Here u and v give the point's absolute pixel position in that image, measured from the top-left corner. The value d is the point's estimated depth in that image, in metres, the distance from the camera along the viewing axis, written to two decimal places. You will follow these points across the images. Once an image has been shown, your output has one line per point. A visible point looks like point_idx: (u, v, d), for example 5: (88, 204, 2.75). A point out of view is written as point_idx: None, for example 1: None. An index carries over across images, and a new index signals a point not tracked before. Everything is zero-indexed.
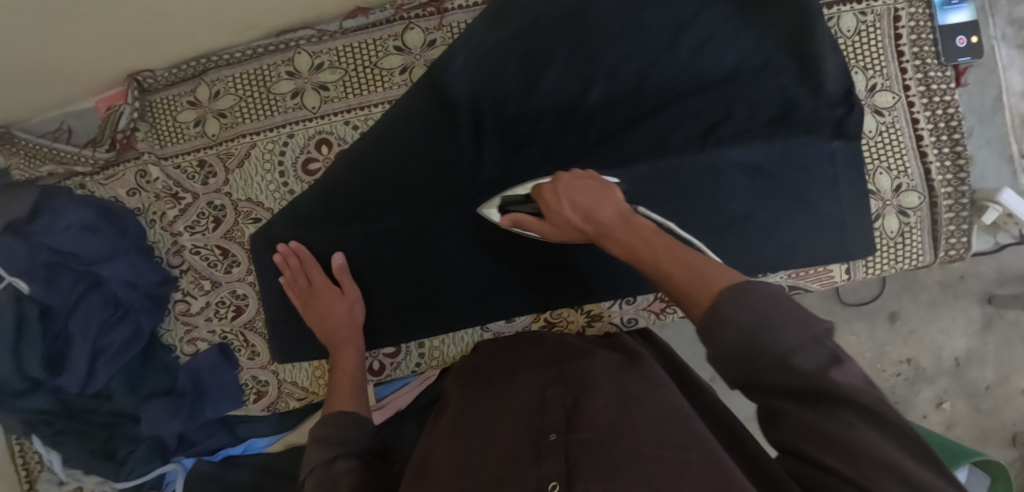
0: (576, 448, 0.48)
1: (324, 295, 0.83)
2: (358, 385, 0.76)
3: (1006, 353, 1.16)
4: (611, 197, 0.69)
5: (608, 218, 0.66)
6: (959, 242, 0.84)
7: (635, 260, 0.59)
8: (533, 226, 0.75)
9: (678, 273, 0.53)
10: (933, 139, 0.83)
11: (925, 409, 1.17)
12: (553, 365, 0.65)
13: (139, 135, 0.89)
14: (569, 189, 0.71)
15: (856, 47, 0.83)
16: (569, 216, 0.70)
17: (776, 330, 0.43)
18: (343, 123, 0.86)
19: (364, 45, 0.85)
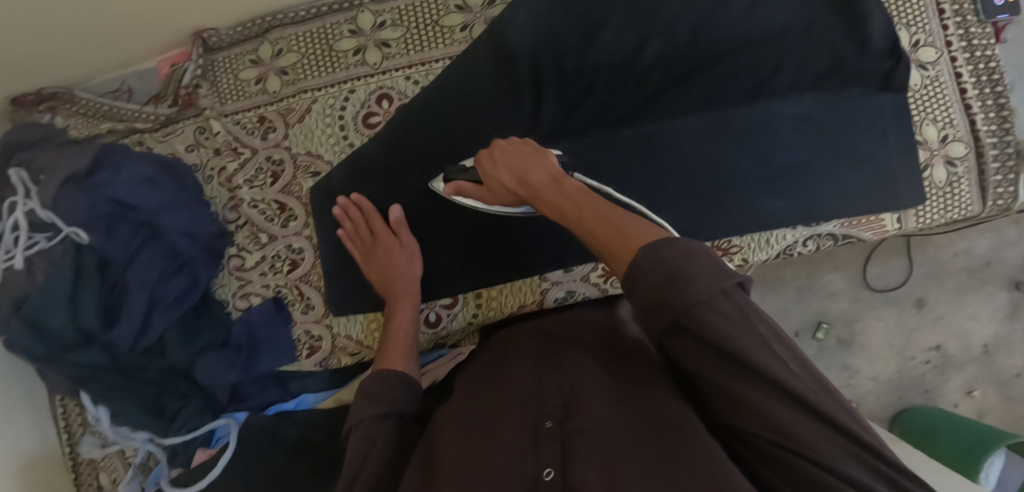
0: (574, 435, 0.50)
1: (384, 248, 0.83)
2: (410, 342, 0.76)
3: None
4: (544, 161, 0.70)
5: (538, 180, 0.67)
6: (1007, 192, 0.86)
7: (567, 220, 0.61)
8: (477, 193, 0.77)
9: (600, 232, 0.55)
10: (977, 92, 0.86)
11: (955, 397, 1.26)
12: (542, 355, 0.66)
13: (202, 92, 0.90)
14: (505, 155, 0.73)
15: (901, 4, 0.86)
16: (505, 180, 0.71)
17: (687, 284, 0.45)
18: (404, 78, 0.88)
19: (425, 4, 0.88)
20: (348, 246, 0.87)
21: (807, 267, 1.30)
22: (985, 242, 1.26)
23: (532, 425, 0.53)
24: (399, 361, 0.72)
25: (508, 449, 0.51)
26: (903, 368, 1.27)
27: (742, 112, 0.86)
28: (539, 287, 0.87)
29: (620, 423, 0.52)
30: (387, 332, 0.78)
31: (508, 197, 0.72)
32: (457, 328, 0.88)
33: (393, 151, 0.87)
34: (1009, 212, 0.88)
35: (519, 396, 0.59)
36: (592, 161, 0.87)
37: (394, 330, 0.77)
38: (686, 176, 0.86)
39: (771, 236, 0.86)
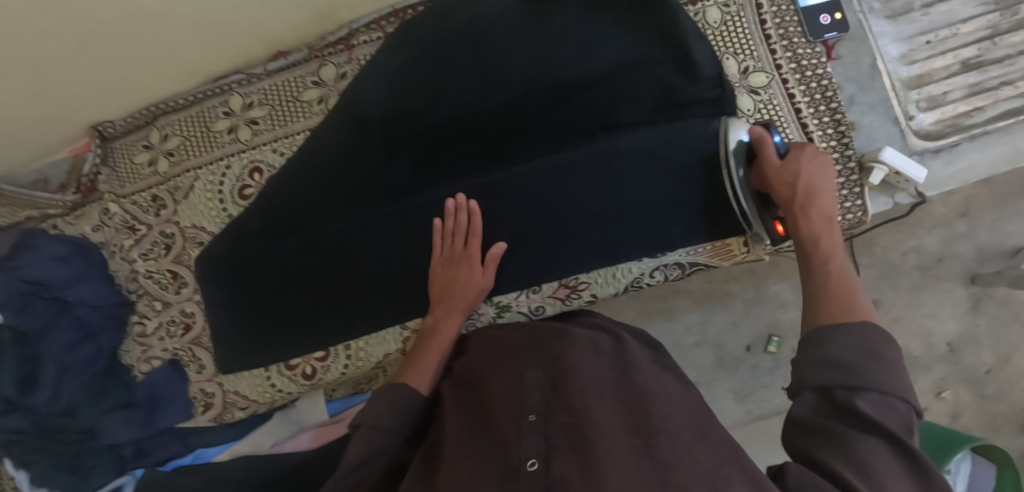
0: (555, 431, 0.58)
1: (455, 268, 0.87)
2: (438, 368, 0.82)
3: (999, 332, 1.30)
4: (829, 191, 0.76)
5: (827, 209, 0.75)
6: (854, 207, 0.87)
7: (815, 247, 0.72)
8: (769, 156, 0.79)
9: (837, 287, 0.67)
10: (811, 110, 0.88)
11: (926, 401, 1.31)
12: (544, 349, 0.72)
13: (102, 178, 1.00)
14: (812, 165, 0.77)
15: (724, 36, 0.90)
16: (790, 180, 0.76)
17: (855, 369, 0.57)
18: (271, 151, 0.96)
19: (287, 83, 0.96)
20: (436, 236, 0.89)
21: (753, 280, 1.32)
22: (934, 239, 1.31)
23: (515, 417, 0.62)
24: (423, 379, 0.79)
25: (499, 441, 0.61)
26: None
27: (593, 151, 0.89)
28: (401, 336, 0.93)
29: (604, 418, 0.59)
30: (423, 350, 0.83)
31: (786, 186, 0.76)
32: (331, 378, 0.95)
33: (288, 203, 0.93)
34: (863, 225, 0.88)
35: (505, 391, 0.68)
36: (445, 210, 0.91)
37: (430, 348, 0.83)
38: (537, 214, 0.89)
39: (616, 270, 0.90)
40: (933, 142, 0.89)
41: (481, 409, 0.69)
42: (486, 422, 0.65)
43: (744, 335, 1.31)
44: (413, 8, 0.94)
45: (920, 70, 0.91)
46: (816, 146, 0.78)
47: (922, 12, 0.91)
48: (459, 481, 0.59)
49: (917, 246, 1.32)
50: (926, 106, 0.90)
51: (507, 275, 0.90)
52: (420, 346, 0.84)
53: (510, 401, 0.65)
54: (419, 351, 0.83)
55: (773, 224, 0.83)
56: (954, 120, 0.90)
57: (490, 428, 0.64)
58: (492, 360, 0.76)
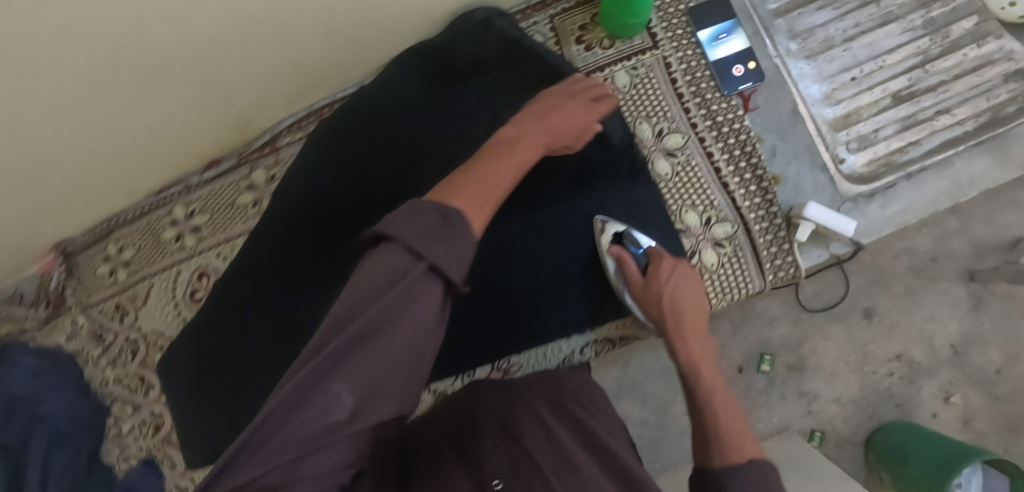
0: (518, 460, 0.56)
1: (558, 103, 0.76)
2: (500, 195, 0.59)
3: (1006, 330, 1.10)
4: (699, 305, 0.78)
5: (698, 327, 0.76)
6: (786, 262, 0.84)
7: (696, 379, 0.71)
8: (632, 273, 0.79)
9: (725, 420, 0.65)
10: (731, 168, 0.86)
11: (934, 406, 1.10)
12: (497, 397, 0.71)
13: (68, 292, 1.07)
14: (678, 279, 0.78)
15: (636, 100, 0.88)
16: (661, 296, 0.77)
17: None
18: (215, 256, 1.01)
19: (223, 189, 1.00)
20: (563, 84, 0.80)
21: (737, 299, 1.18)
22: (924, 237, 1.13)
23: (472, 449, 0.59)
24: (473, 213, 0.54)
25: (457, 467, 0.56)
26: (866, 385, 1.11)
27: (505, 228, 0.87)
28: None
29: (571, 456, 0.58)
30: (473, 176, 0.59)
31: (655, 307, 0.78)
32: None
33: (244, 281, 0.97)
34: (798, 280, 0.85)
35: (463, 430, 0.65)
36: None
37: (466, 182, 0.57)
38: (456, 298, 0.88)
39: (546, 350, 0.89)
40: (867, 185, 0.85)
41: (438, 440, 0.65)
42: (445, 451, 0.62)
43: (734, 355, 1.13)
44: (329, 106, 0.97)
45: (847, 109, 0.86)
46: (676, 257, 0.80)
47: (844, 48, 0.87)
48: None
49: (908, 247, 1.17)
50: (857, 147, 0.86)
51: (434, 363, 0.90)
52: (494, 160, 0.63)
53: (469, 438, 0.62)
54: (456, 178, 0.58)
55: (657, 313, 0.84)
56: (888, 158, 0.85)
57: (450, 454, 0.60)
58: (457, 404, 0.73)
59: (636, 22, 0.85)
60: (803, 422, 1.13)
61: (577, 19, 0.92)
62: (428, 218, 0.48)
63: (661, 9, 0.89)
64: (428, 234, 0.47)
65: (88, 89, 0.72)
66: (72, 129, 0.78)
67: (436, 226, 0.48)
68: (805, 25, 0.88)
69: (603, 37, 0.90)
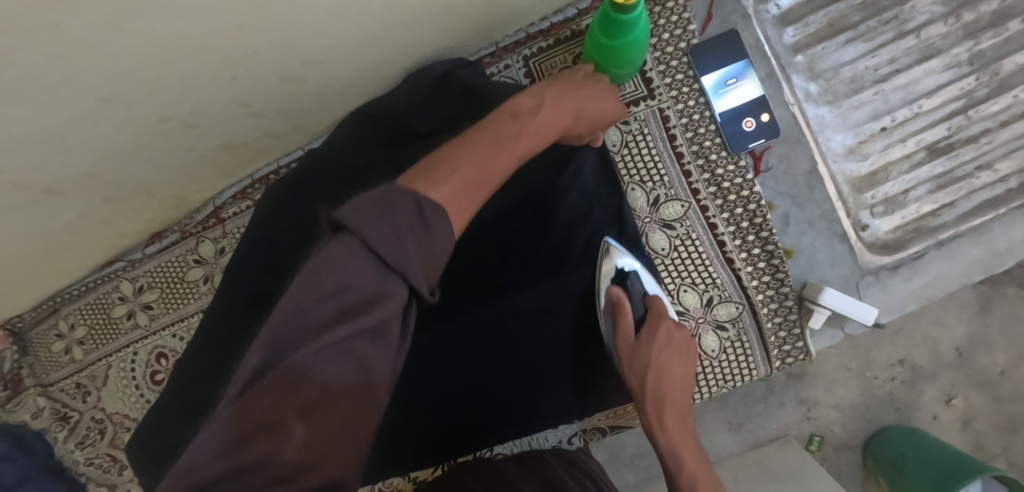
0: None
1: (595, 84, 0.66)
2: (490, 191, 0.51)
3: (1014, 333, 1.04)
4: (688, 380, 0.70)
5: (678, 409, 0.67)
6: (795, 348, 0.75)
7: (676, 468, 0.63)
8: (625, 327, 0.70)
9: None
10: (738, 242, 0.75)
11: (934, 409, 1.05)
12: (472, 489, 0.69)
13: (25, 371, 0.99)
14: (670, 346, 0.69)
15: (629, 161, 0.76)
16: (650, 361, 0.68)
17: None
18: (171, 335, 0.92)
19: (170, 264, 0.90)
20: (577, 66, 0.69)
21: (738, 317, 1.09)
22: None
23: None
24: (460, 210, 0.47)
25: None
26: (867, 390, 1.05)
27: (478, 316, 0.74)
28: None
29: None
30: (470, 144, 0.52)
31: (638, 372, 0.68)
32: None
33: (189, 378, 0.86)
34: (808, 363, 0.77)
35: None
36: None
37: (460, 151, 0.51)
38: (425, 400, 0.75)
39: (532, 440, 0.83)
40: (891, 256, 0.75)
41: None
42: None
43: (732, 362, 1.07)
44: (276, 172, 0.85)
45: (873, 166, 0.74)
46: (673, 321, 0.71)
47: (874, 90, 0.73)
48: None
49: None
50: (882, 211, 0.75)
51: (400, 472, 0.77)
52: (494, 129, 0.55)
53: None
54: (448, 150, 0.51)
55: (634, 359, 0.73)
56: (917, 224, 0.74)
57: None
58: None
59: (626, 71, 0.70)
60: (802, 427, 1.06)
61: (557, 60, 0.78)
62: (405, 212, 0.42)
63: (658, 48, 0.74)
64: (402, 231, 0.41)
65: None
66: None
67: (411, 224, 0.42)
68: (828, 63, 0.74)
69: None
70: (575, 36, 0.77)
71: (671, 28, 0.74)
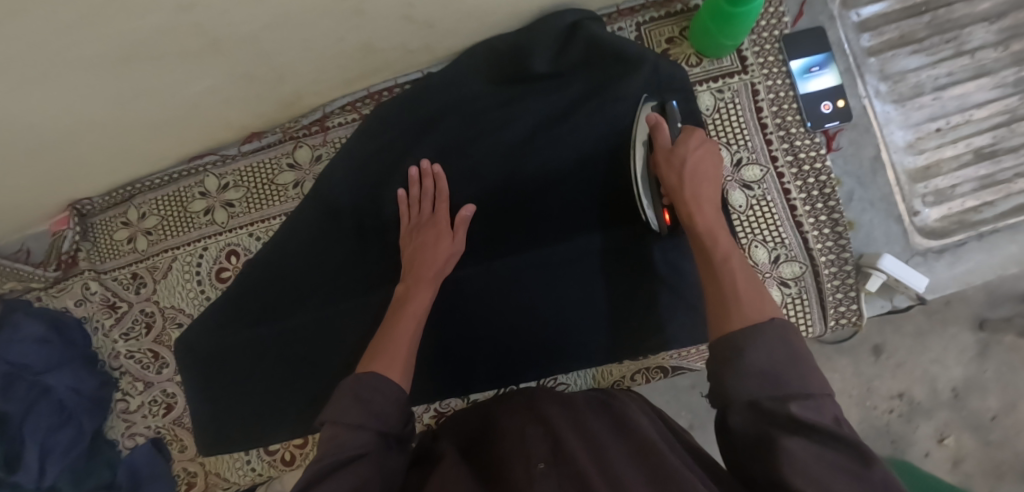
0: (569, 472, 0.59)
1: (434, 231, 0.86)
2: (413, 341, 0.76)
3: (1009, 380, 1.10)
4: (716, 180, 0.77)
5: (710, 201, 0.74)
6: (849, 310, 0.83)
7: (712, 240, 0.71)
8: (662, 141, 0.78)
9: (743, 287, 0.66)
10: (807, 208, 0.83)
11: (927, 446, 1.11)
12: (537, 410, 0.74)
13: (82, 253, 0.99)
14: (697, 153, 0.76)
15: (719, 124, 0.85)
16: (679, 166, 0.75)
17: (780, 378, 0.56)
18: (248, 235, 0.94)
19: (262, 164, 0.93)
20: (400, 205, 0.89)
21: None
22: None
23: (525, 464, 0.62)
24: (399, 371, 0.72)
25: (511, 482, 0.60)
26: (866, 419, 1.12)
27: (548, 256, 0.88)
28: None
29: (621, 469, 0.60)
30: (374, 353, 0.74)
31: (675, 173, 0.75)
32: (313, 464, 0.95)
33: (267, 285, 0.93)
34: (857, 329, 0.84)
35: (509, 448, 0.67)
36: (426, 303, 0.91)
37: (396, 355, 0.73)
38: (506, 319, 0.89)
39: (597, 373, 0.90)
40: (937, 240, 0.84)
41: (477, 471, 0.66)
42: (499, 460, 0.66)
43: None
44: (390, 90, 0.91)
45: (927, 160, 0.84)
46: (704, 134, 0.78)
47: (933, 96, 0.84)
48: None
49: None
50: (932, 201, 0.84)
51: (477, 382, 0.90)
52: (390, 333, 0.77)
53: (514, 452, 0.65)
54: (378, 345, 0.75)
55: (665, 213, 0.81)
56: (961, 216, 0.84)
57: (498, 463, 0.65)
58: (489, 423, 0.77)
59: (730, 42, 0.80)
60: None
61: (665, 30, 0.86)
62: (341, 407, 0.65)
63: (754, 33, 0.84)
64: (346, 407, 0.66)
65: (131, 60, 0.66)
66: (107, 100, 0.73)
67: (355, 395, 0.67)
68: (896, 68, 0.85)
69: (690, 54, 0.86)
70: (685, 11, 0.86)
71: (769, 18, 0.84)
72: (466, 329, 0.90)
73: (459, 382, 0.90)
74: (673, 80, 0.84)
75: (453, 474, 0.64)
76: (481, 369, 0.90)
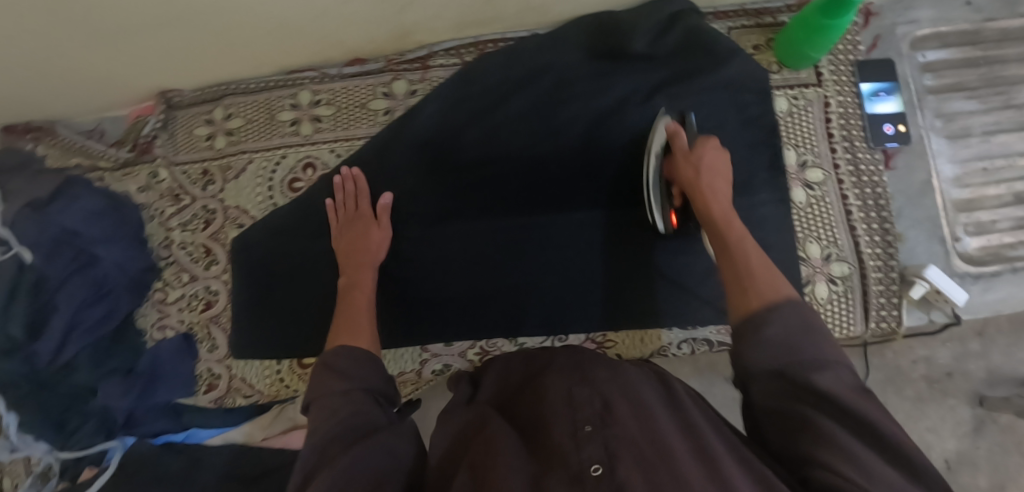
0: (619, 444, 0.52)
1: (363, 225, 0.91)
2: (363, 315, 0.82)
3: (1002, 463, 0.97)
4: (727, 183, 0.81)
5: (722, 190, 0.79)
6: (890, 315, 0.88)
7: (728, 228, 0.75)
8: (680, 144, 0.83)
9: (754, 264, 0.70)
10: (862, 214, 0.89)
11: None
12: (584, 368, 0.65)
13: (158, 142, 1.02)
14: (710, 158, 0.81)
15: (791, 127, 0.92)
16: (692, 171, 0.81)
17: (799, 347, 0.59)
18: (329, 151, 0.98)
19: (358, 89, 0.98)
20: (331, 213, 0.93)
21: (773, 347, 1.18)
22: (943, 351, 0.99)
23: (568, 429, 0.55)
24: (366, 342, 0.77)
25: (550, 450, 0.53)
26: None
27: (616, 218, 0.92)
28: (419, 357, 0.95)
29: (672, 444, 0.53)
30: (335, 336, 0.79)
31: (692, 168, 0.80)
32: None
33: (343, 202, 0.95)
34: (894, 335, 0.89)
35: (551, 403, 0.60)
36: (489, 244, 0.93)
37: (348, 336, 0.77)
38: (567, 271, 0.92)
39: (645, 335, 0.92)
40: (975, 267, 0.90)
41: (512, 427, 0.60)
42: (537, 415, 0.59)
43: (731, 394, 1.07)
44: (495, 43, 0.97)
45: (971, 194, 0.92)
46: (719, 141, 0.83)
47: (980, 138, 0.93)
48: (507, 471, 0.51)
49: (926, 357, 1.00)
50: (973, 231, 0.91)
51: (526, 328, 0.92)
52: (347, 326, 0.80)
53: (561, 409, 0.58)
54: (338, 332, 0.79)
55: (671, 215, 0.87)
56: (997, 250, 0.91)
57: (537, 420, 0.58)
58: (525, 379, 0.69)
59: (816, 54, 0.88)
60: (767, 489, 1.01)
61: (752, 37, 0.94)
62: (322, 384, 0.69)
63: (833, 54, 0.93)
64: (331, 386, 0.68)
65: None
66: None
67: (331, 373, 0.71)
68: (951, 108, 0.94)
69: (772, 62, 0.94)
70: (773, 25, 0.94)
71: (845, 43, 0.93)
72: (525, 274, 0.92)
73: (510, 325, 0.92)
74: (755, 77, 0.91)
75: (485, 430, 0.59)
76: (530, 314, 0.92)
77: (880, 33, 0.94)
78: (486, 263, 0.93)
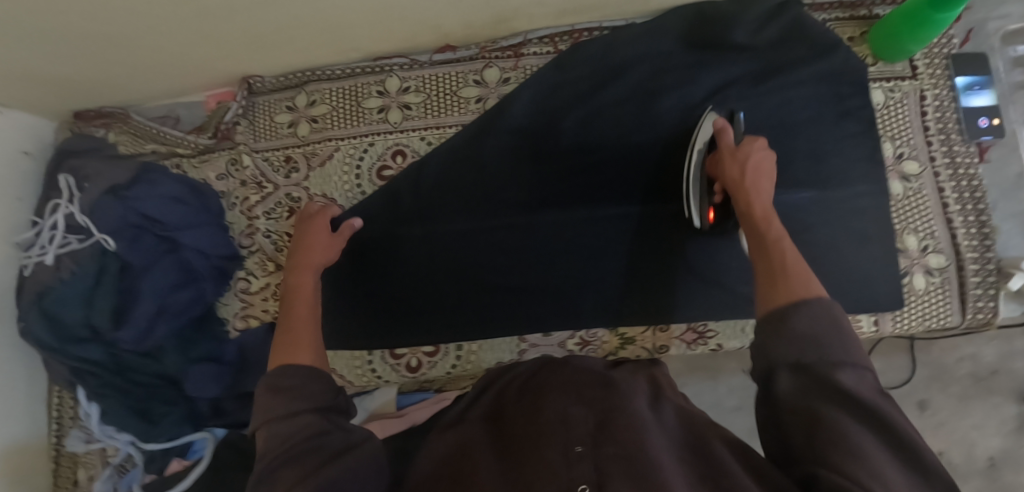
0: (609, 461, 0.52)
1: (314, 227, 0.87)
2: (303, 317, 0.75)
3: None
4: (768, 182, 0.79)
5: (768, 190, 0.77)
6: (986, 307, 0.88)
7: (767, 221, 0.73)
8: (726, 140, 0.82)
9: (788, 260, 0.66)
10: (958, 206, 0.90)
11: None
12: (582, 386, 0.64)
13: (240, 128, 1.00)
14: (755, 155, 0.80)
15: (887, 120, 0.93)
16: (735, 170, 0.79)
17: (822, 342, 0.56)
18: (419, 138, 0.97)
19: (447, 76, 0.97)
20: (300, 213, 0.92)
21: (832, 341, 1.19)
22: (990, 349, 1.02)
23: (560, 444, 0.55)
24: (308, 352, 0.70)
25: (542, 468, 0.52)
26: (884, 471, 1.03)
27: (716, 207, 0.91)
28: (517, 347, 0.94)
29: (664, 461, 0.53)
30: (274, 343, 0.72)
31: (740, 166, 0.79)
32: (436, 375, 0.94)
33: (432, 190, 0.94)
34: (990, 326, 0.89)
35: (547, 417, 0.59)
36: (582, 234, 0.92)
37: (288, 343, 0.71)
38: (664, 260, 0.91)
39: (745, 325, 0.93)
40: None
41: (511, 437, 0.59)
42: (535, 425, 0.58)
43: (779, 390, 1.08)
44: (590, 31, 0.97)
45: None
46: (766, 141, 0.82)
47: None
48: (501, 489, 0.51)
49: (973, 354, 1.02)
50: None
51: (622, 318, 0.92)
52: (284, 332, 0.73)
53: (557, 425, 0.57)
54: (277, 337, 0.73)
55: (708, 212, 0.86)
56: None
57: (537, 431, 0.58)
58: (525, 389, 0.67)
59: (914, 47, 0.89)
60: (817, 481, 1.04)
61: (847, 29, 0.94)
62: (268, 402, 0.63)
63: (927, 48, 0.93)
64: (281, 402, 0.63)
65: None
66: None
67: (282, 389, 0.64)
68: None
69: (866, 55, 0.94)
70: (868, 17, 0.94)
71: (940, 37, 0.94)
72: (618, 263, 0.92)
73: (606, 313, 0.92)
74: (854, 69, 0.91)
75: (479, 452, 0.58)
76: (626, 303, 0.92)
77: (973, 27, 0.96)
78: (574, 252, 0.92)
